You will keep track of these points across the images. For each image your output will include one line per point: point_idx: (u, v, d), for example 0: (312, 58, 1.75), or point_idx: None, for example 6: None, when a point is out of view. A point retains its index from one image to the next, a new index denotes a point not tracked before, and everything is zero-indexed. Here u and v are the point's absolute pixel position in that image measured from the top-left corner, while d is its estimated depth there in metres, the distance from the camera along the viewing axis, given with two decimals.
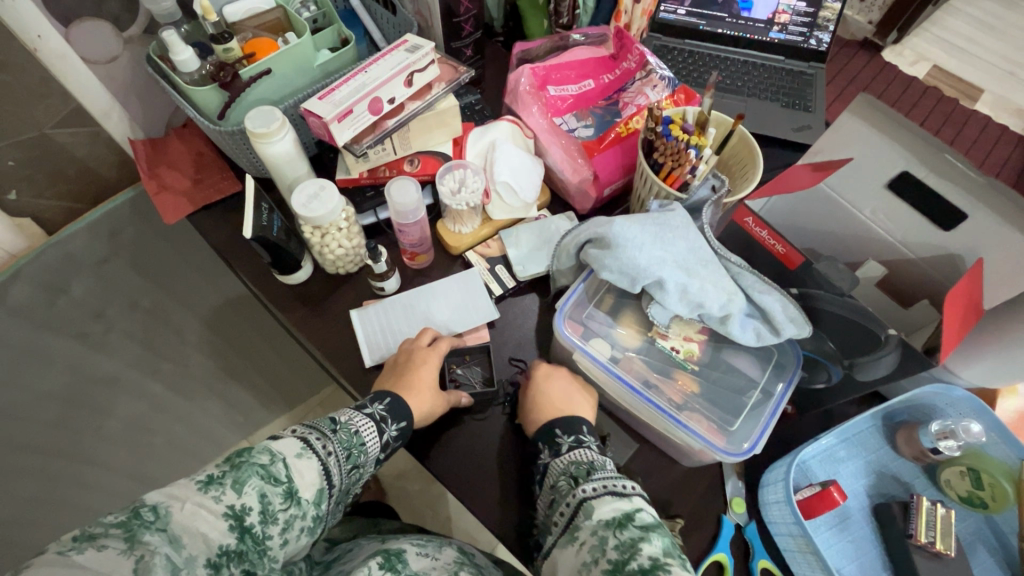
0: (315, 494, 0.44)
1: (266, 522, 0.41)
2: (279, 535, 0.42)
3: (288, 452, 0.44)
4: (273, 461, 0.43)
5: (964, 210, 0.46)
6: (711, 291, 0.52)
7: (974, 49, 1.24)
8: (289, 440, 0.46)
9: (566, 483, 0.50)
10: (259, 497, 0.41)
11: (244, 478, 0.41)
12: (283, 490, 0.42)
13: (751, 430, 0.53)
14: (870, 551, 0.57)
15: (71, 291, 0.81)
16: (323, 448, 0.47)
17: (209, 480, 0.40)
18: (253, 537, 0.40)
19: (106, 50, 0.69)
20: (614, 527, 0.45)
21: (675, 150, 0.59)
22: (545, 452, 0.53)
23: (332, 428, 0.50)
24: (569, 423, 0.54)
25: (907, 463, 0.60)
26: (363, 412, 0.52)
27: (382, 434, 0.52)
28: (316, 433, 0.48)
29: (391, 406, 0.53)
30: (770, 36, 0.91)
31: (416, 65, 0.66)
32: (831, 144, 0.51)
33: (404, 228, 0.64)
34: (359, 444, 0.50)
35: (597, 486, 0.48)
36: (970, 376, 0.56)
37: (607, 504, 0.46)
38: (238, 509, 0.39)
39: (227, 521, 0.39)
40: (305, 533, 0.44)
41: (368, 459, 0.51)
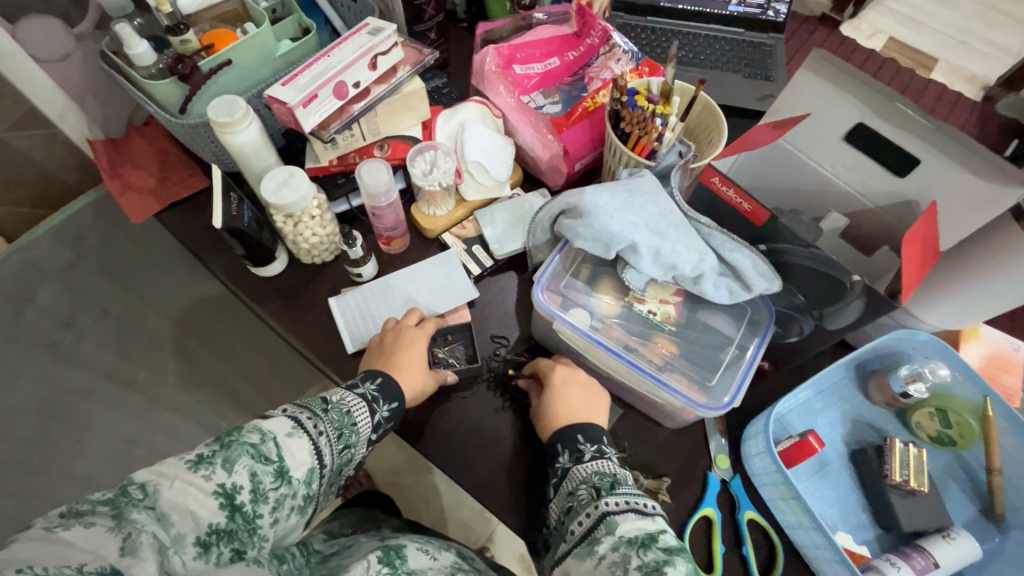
0: (305, 474, 0.44)
1: (257, 501, 0.40)
2: (270, 514, 0.41)
3: (278, 432, 0.44)
4: (264, 440, 0.43)
5: (917, 155, 0.47)
6: (683, 253, 0.53)
7: (927, 20, 1.30)
8: (279, 419, 0.45)
9: (586, 494, 0.48)
10: (250, 476, 0.40)
11: (234, 457, 0.40)
12: (274, 469, 0.42)
13: (730, 383, 0.55)
14: (849, 495, 0.59)
15: (37, 300, 0.83)
16: (314, 428, 0.47)
17: (198, 459, 0.39)
18: (243, 516, 0.40)
19: (57, 48, 0.67)
20: (638, 546, 0.42)
21: (641, 119, 0.60)
22: (566, 457, 0.52)
23: (323, 408, 0.49)
24: (591, 434, 0.53)
25: (880, 409, 0.63)
26: (355, 392, 0.52)
27: (374, 414, 0.52)
28: (307, 413, 0.48)
29: (383, 386, 0.54)
30: (729, 10, 0.93)
31: (379, 47, 0.65)
32: (789, 102, 0.53)
33: (378, 211, 0.64)
34: (350, 424, 0.50)
35: (620, 501, 0.46)
36: (933, 320, 0.58)
37: (630, 522, 0.45)
38: (229, 487, 0.39)
39: (218, 500, 0.39)
40: (296, 512, 0.44)
41: (359, 438, 0.51)
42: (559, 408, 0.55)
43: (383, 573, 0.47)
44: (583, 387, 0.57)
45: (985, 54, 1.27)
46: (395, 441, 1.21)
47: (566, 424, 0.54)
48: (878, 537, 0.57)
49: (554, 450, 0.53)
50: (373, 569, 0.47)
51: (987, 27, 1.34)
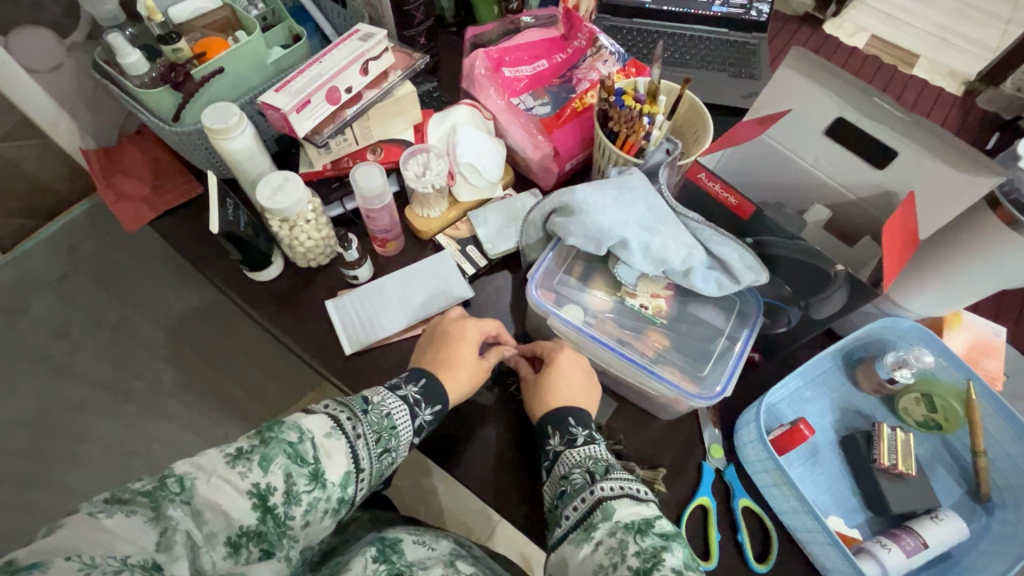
0: (340, 476, 0.44)
1: (289, 503, 0.40)
2: (301, 516, 0.41)
3: (317, 432, 0.44)
4: (302, 440, 0.43)
5: (894, 146, 0.49)
6: (672, 247, 0.54)
7: (907, 18, 1.34)
8: (319, 418, 0.46)
9: (581, 478, 0.49)
10: (284, 477, 0.41)
11: (271, 455, 0.41)
12: (309, 471, 0.42)
13: (721, 374, 0.56)
14: (840, 480, 0.60)
15: (31, 309, 0.86)
16: (353, 430, 0.47)
17: (237, 454, 0.40)
18: (275, 517, 0.40)
19: (49, 57, 0.68)
20: (635, 532, 0.43)
21: (629, 118, 0.61)
22: (557, 440, 0.53)
23: (364, 408, 0.49)
24: (582, 418, 0.54)
25: (868, 396, 0.64)
26: (398, 394, 0.52)
27: (416, 417, 0.52)
28: (347, 412, 0.48)
29: (426, 388, 0.54)
30: (713, 10, 0.95)
31: (369, 53, 0.66)
32: (772, 100, 0.54)
33: (371, 214, 0.65)
34: (390, 427, 0.50)
35: (615, 485, 0.48)
36: (916, 307, 0.60)
37: (627, 507, 0.46)
38: (263, 487, 0.40)
39: (251, 500, 0.39)
40: (329, 514, 0.43)
41: (400, 443, 0.50)
42: (552, 391, 0.56)
43: (380, 570, 0.48)
44: (575, 375, 0.57)
45: (962, 50, 1.31)
46: None
47: (554, 409, 0.55)
48: (868, 520, 0.59)
49: (546, 432, 0.54)
50: (370, 567, 0.48)
51: (964, 23, 1.38)
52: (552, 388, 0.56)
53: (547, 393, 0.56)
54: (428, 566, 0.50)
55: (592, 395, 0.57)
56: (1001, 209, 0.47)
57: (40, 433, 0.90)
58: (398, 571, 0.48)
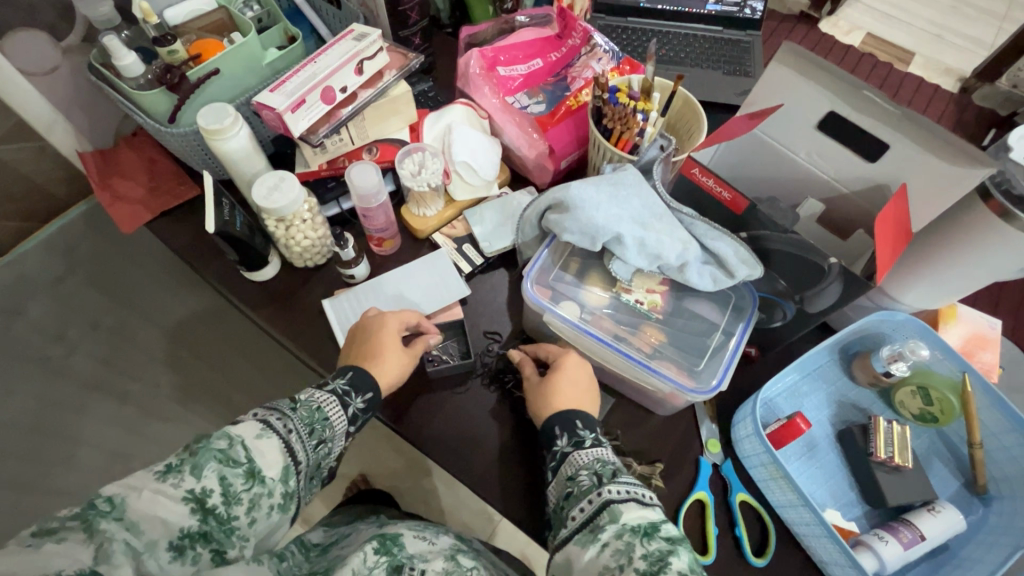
0: (280, 471, 0.45)
1: (230, 503, 0.42)
2: (245, 514, 0.42)
3: (247, 435, 0.45)
4: (232, 444, 0.43)
5: (885, 140, 0.49)
6: (667, 242, 0.55)
7: (903, 16, 1.35)
8: (247, 422, 0.46)
9: (589, 479, 0.49)
10: (219, 480, 0.41)
11: (202, 463, 0.41)
12: (244, 470, 0.43)
13: (716, 368, 0.56)
14: (838, 474, 0.60)
15: (27, 313, 0.88)
16: (284, 427, 0.47)
17: (166, 469, 0.40)
18: (217, 517, 0.41)
19: (44, 60, 0.68)
20: (641, 535, 0.44)
21: (622, 115, 0.61)
22: (564, 441, 0.53)
23: (292, 406, 0.49)
24: (589, 421, 0.54)
25: (864, 390, 0.64)
26: (326, 389, 0.52)
27: (347, 407, 0.53)
28: (277, 413, 0.48)
29: (353, 379, 0.54)
30: (707, 8, 0.95)
31: (364, 53, 0.67)
32: (764, 95, 0.55)
33: (368, 212, 0.65)
34: (322, 419, 0.50)
35: (622, 489, 0.47)
36: (910, 300, 0.60)
37: (633, 511, 0.46)
38: (199, 492, 0.40)
39: (188, 505, 0.40)
40: (275, 509, 0.44)
41: (335, 433, 0.51)
42: (556, 393, 0.55)
43: (380, 563, 0.48)
44: (581, 376, 0.57)
45: (958, 46, 1.32)
46: (393, 445, 1.22)
47: (562, 410, 0.54)
48: (865, 513, 0.59)
49: (552, 433, 0.54)
50: (370, 560, 0.48)
51: (959, 20, 1.39)
52: (556, 391, 0.56)
53: (551, 395, 0.55)
54: (429, 558, 0.50)
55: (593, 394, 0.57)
56: (991, 200, 0.48)
57: (35, 435, 0.91)
58: (399, 563, 0.49)
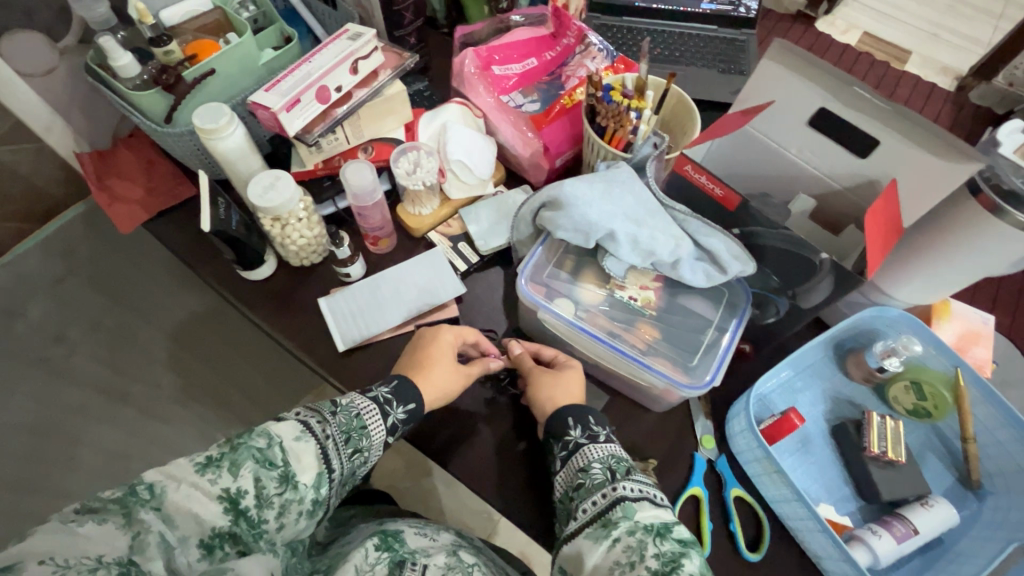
0: (313, 478, 0.45)
1: (261, 506, 0.41)
2: (275, 519, 0.42)
3: (285, 436, 0.45)
4: (270, 444, 0.43)
5: (876, 135, 0.50)
6: (660, 238, 0.55)
7: (901, 15, 1.35)
8: (288, 423, 0.46)
9: (602, 474, 0.50)
10: (254, 480, 0.41)
11: (240, 460, 0.41)
12: (278, 474, 0.43)
13: (710, 364, 0.57)
14: (832, 469, 0.61)
15: (28, 314, 0.90)
16: (323, 431, 0.47)
17: (207, 462, 0.40)
18: (248, 520, 0.40)
19: (41, 62, 0.68)
20: (654, 534, 0.44)
21: (615, 113, 0.62)
22: (577, 432, 0.53)
23: (332, 411, 0.50)
24: (600, 418, 0.55)
25: (858, 386, 0.65)
26: (367, 396, 0.53)
27: (387, 417, 0.53)
28: (316, 416, 0.48)
29: (397, 388, 0.54)
30: (702, 7, 0.96)
31: (359, 52, 0.67)
32: (756, 92, 0.55)
33: (363, 211, 0.65)
34: (360, 427, 0.50)
35: (635, 487, 0.48)
36: (903, 296, 0.61)
37: (647, 509, 0.46)
38: (234, 492, 0.40)
39: (221, 504, 0.39)
40: (304, 516, 0.44)
41: (371, 442, 0.51)
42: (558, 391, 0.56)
43: (382, 559, 0.48)
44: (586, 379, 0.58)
45: (955, 45, 1.32)
46: (393, 445, 1.22)
47: (567, 405, 0.55)
48: (860, 509, 0.59)
49: (564, 423, 0.54)
50: (371, 556, 0.48)
51: (956, 19, 1.39)
52: (565, 391, 0.57)
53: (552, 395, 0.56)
54: (430, 553, 0.51)
55: (581, 378, 0.59)
56: (982, 195, 0.48)
57: (37, 437, 0.92)
58: (401, 559, 0.49)
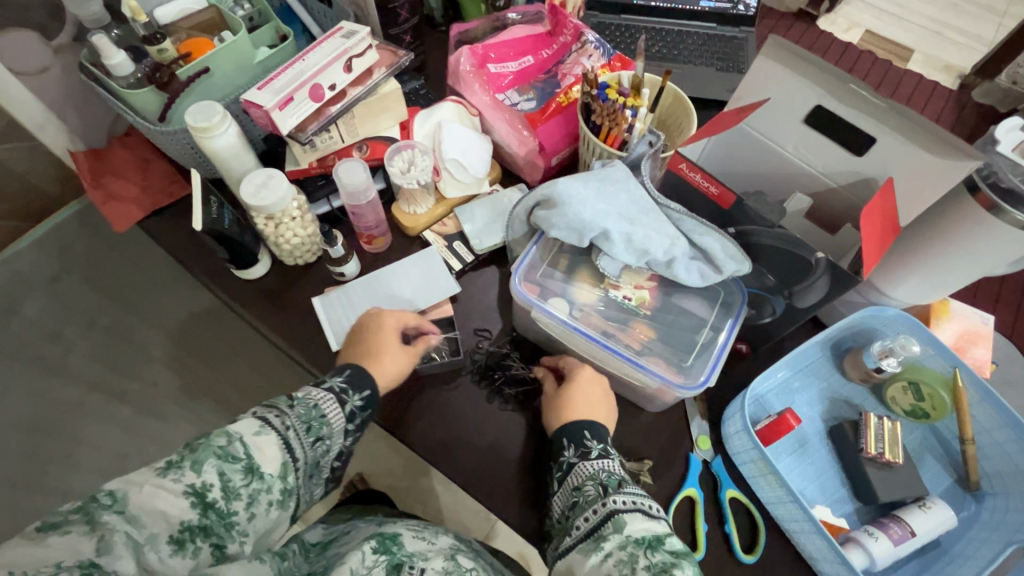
0: (278, 467, 0.45)
1: (230, 498, 0.41)
2: (245, 510, 0.42)
3: (245, 432, 0.44)
4: (231, 441, 0.43)
5: (872, 133, 0.49)
6: (654, 237, 0.54)
7: (904, 13, 1.34)
8: (246, 420, 0.45)
9: (594, 490, 0.49)
10: (219, 475, 0.41)
11: (202, 458, 0.41)
12: (243, 466, 0.43)
13: (704, 364, 0.56)
14: (829, 470, 0.60)
15: (24, 311, 0.91)
16: (282, 423, 0.47)
17: (167, 465, 0.40)
18: (217, 512, 0.40)
19: (34, 59, 0.68)
20: (645, 547, 0.43)
21: (611, 111, 0.61)
22: (570, 451, 0.53)
23: (290, 404, 0.49)
24: (598, 431, 0.54)
25: (855, 386, 0.64)
26: (323, 387, 0.52)
27: (344, 405, 0.52)
28: (274, 411, 0.48)
29: (350, 377, 0.54)
30: (701, 5, 0.95)
31: (353, 50, 0.67)
32: (751, 89, 0.54)
33: (357, 210, 0.65)
34: (319, 417, 0.50)
35: (628, 499, 0.47)
36: (901, 295, 0.60)
37: (638, 522, 0.45)
38: (200, 486, 0.40)
39: (189, 499, 0.39)
40: (275, 505, 0.44)
41: (332, 430, 0.51)
42: (569, 403, 0.56)
43: (380, 562, 0.48)
44: (591, 388, 0.57)
45: (958, 43, 1.31)
46: (391, 444, 1.21)
47: (579, 417, 0.55)
48: (857, 510, 0.58)
49: (559, 443, 0.54)
50: (370, 559, 0.48)
51: (959, 17, 1.38)
52: (569, 402, 0.56)
53: (566, 406, 0.56)
54: (429, 557, 0.50)
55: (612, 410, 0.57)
56: (980, 193, 0.48)
57: (33, 435, 0.93)
58: (399, 561, 0.48)
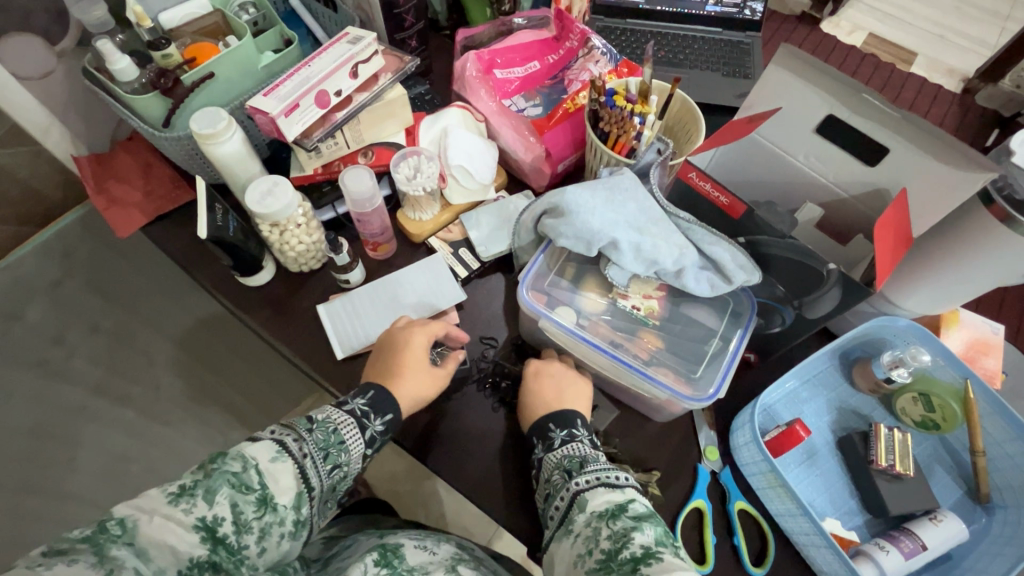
0: (292, 498, 0.44)
1: (240, 532, 0.41)
2: (256, 543, 0.42)
3: (261, 458, 0.44)
4: (245, 468, 0.43)
5: (885, 144, 0.48)
6: (664, 247, 0.54)
7: (907, 16, 1.34)
8: (263, 443, 0.45)
9: (559, 477, 0.50)
10: (231, 507, 0.40)
11: (215, 487, 0.40)
12: (255, 498, 0.42)
13: (714, 375, 0.56)
14: (838, 482, 0.60)
15: (26, 317, 0.91)
16: (299, 450, 0.47)
17: (180, 491, 0.40)
18: (227, 548, 0.40)
19: (38, 65, 0.68)
20: (607, 517, 0.45)
21: (620, 119, 0.60)
22: (539, 448, 0.54)
23: (308, 427, 0.49)
24: (560, 418, 0.54)
25: (865, 396, 0.63)
26: (344, 408, 0.52)
27: (365, 430, 0.52)
28: (292, 434, 0.47)
29: (374, 400, 0.53)
30: (707, 10, 0.95)
31: (359, 56, 0.67)
32: (762, 97, 0.54)
33: (363, 217, 0.64)
34: (338, 443, 0.49)
35: (590, 478, 0.49)
36: (912, 306, 0.60)
37: (600, 496, 0.47)
38: (210, 519, 0.39)
39: (198, 533, 0.39)
40: (286, 538, 0.44)
41: (350, 457, 0.50)
42: (540, 397, 0.56)
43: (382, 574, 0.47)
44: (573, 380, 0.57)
45: (962, 47, 1.31)
46: (393, 448, 1.21)
47: (551, 411, 0.55)
48: (867, 522, 0.58)
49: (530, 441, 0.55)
50: (371, 571, 0.47)
51: (962, 20, 1.38)
52: (538, 397, 0.56)
53: (533, 401, 0.56)
54: (429, 571, 0.50)
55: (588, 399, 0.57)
56: (993, 205, 0.47)
57: (34, 438, 0.91)
58: None
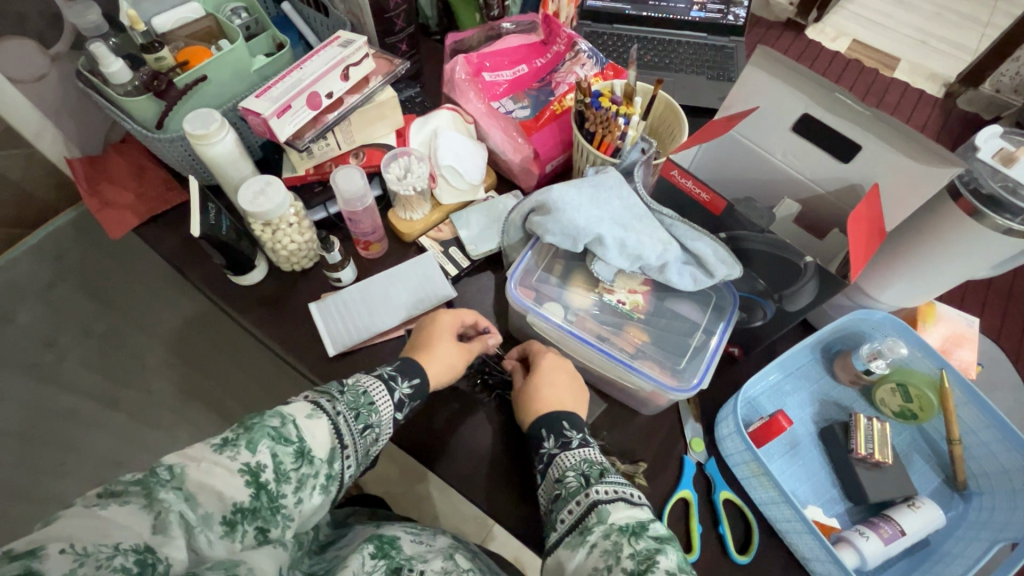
0: (327, 454, 0.45)
1: (280, 481, 0.41)
2: (293, 493, 0.42)
3: (298, 414, 0.45)
4: (284, 423, 0.43)
5: (859, 143, 0.50)
6: (647, 243, 0.56)
7: (891, 23, 1.38)
8: (298, 403, 0.46)
9: (575, 481, 0.50)
10: (272, 457, 0.41)
11: (257, 438, 0.41)
12: (294, 450, 0.43)
13: (697, 367, 0.57)
14: (820, 472, 0.61)
15: (17, 318, 0.90)
16: (332, 408, 0.48)
17: (223, 441, 0.40)
18: (268, 494, 0.40)
19: (32, 68, 0.69)
20: (630, 534, 0.43)
21: (604, 119, 0.62)
22: (552, 442, 0.54)
23: (340, 390, 0.50)
24: (576, 421, 0.55)
25: (846, 389, 0.65)
26: (372, 374, 0.54)
27: (393, 392, 0.53)
28: (325, 396, 0.49)
29: (401, 366, 0.55)
30: (692, 15, 0.97)
31: (349, 59, 0.68)
32: (740, 98, 0.56)
33: (354, 216, 0.66)
34: (368, 403, 0.51)
35: (609, 489, 0.48)
36: (888, 299, 0.62)
37: (621, 510, 0.46)
38: (254, 465, 0.40)
39: (242, 478, 0.39)
40: (319, 491, 0.44)
41: (381, 418, 0.51)
42: (535, 396, 0.57)
43: (379, 566, 0.48)
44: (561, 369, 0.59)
45: (944, 52, 1.34)
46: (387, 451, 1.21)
47: (546, 412, 0.55)
48: (848, 510, 0.59)
49: (540, 434, 0.55)
50: (368, 563, 0.48)
51: (944, 27, 1.41)
52: (537, 393, 0.57)
53: (532, 398, 0.57)
54: (427, 559, 0.50)
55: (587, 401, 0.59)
56: (961, 198, 0.49)
57: (25, 444, 0.92)
58: (397, 565, 0.48)
